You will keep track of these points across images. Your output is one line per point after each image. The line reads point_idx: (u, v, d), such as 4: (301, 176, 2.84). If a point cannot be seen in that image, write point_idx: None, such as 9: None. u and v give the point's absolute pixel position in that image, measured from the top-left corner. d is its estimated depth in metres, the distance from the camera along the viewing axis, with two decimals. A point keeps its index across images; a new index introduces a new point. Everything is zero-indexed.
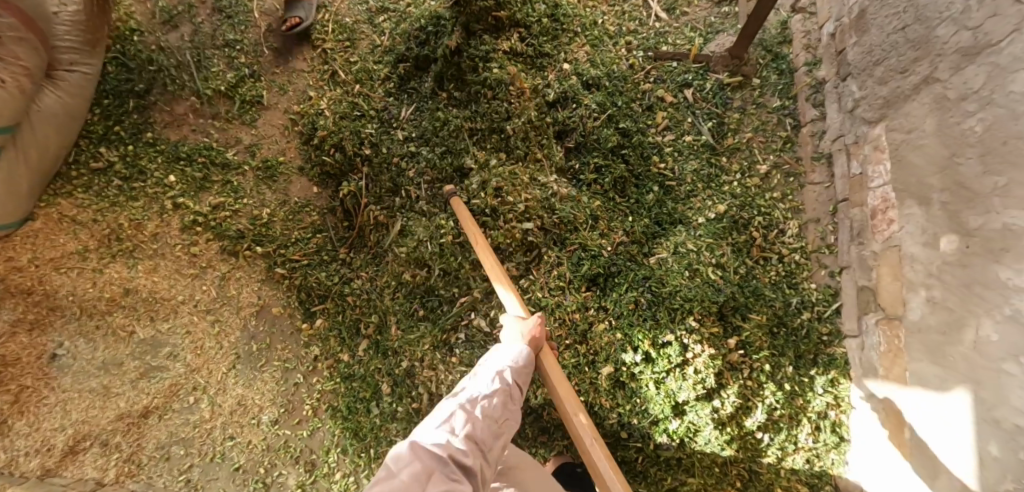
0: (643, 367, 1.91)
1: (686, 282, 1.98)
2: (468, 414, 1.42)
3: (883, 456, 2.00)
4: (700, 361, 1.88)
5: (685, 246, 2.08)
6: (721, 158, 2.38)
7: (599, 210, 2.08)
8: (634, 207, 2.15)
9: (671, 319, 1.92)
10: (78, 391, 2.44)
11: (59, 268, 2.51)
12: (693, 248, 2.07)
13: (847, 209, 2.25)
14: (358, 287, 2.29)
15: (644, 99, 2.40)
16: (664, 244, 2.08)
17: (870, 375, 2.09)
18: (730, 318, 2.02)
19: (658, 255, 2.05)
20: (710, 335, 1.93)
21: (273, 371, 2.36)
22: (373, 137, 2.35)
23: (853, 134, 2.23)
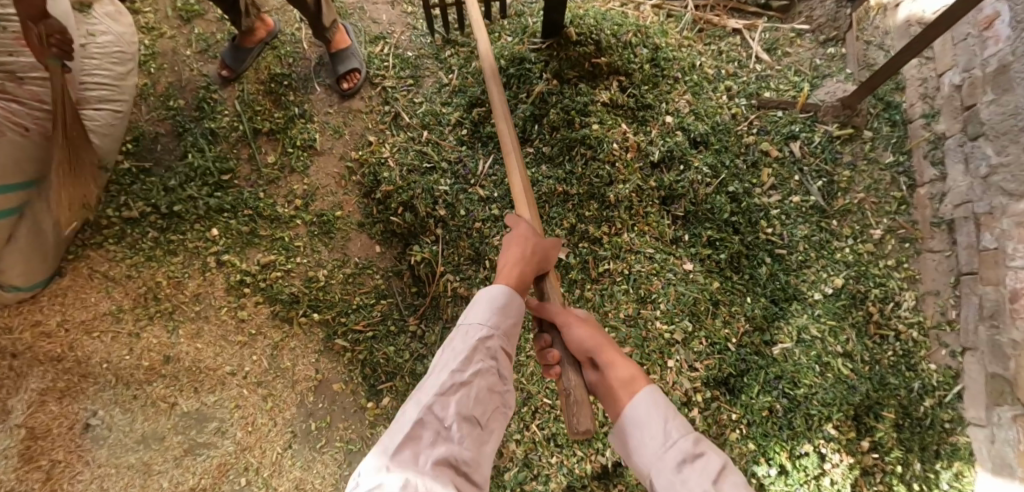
0: (775, 479, 1.67)
1: (819, 378, 1.75)
2: (445, 420, 1.15)
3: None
4: (838, 472, 1.65)
5: (809, 332, 1.85)
6: (832, 221, 2.15)
7: (720, 293, 1.86)
8: (750, 285, 1.91)
9: (813, 428, 1.69)
10: (115, 466, 2.18)
11: (91, 332, 2.26)
12: (818, 334, 1.84)
13: (975, 284, 2.04)
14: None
15: (748, 154, 2.15)
16: (785, 330, 1.85)
17: (1003, 472, 1.91)
18: (861, 416, 1.81)
19: (781, 345, 1.81)
20: (847, 442, 1.68)
21: (334, 452, 2.13)
22: (448, 196, 2.14)
23: (986, 203, 2.01)
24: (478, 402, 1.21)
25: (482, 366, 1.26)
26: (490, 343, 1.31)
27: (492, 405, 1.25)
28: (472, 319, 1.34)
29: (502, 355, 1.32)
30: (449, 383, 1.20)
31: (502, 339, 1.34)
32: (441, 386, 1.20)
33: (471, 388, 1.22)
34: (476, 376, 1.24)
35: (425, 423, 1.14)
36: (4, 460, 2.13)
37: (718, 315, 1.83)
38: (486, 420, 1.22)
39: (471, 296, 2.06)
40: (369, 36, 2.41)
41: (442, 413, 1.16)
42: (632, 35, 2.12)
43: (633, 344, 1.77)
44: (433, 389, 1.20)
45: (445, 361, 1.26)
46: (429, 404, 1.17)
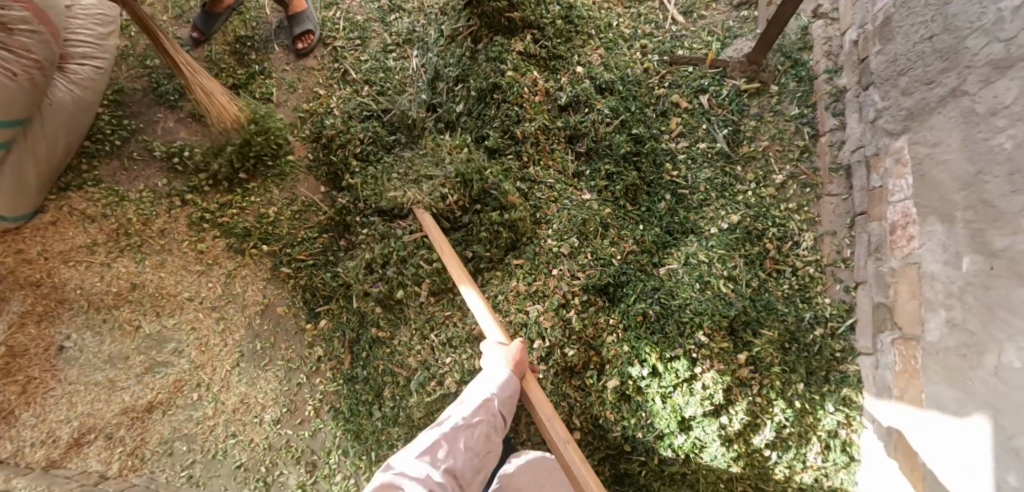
0: (650, 381, 1.89)
1: (693, 295, 1.96)
2: (451, 447, 1.52)
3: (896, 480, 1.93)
4: (708, 377, 1.86)
5: (697, 257, 2.05)
6: (736, 166, 2.32)
7: (610, 217, 2.07)
8: (642, 215, 2.12)
9: (678, 331, 1.92)
10: (84, 383, 2.46)
11: (68, 262, 2.52)
12: (705, 259, 2.04)
13: (865, 223, 2.19)
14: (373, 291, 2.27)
15: (658, 104, 2.34)
16: (674, 254, 2.06)
17: (884, 394, 2.04)
18: (738, 333, 1.98)
19: (667, 266, 2.03)
20: (719, 351, 1.90)
21: (276, 370, 2.35)
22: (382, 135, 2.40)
23: (873, 146, 2.16)
24: (477, 442, 1.57)
25: (486, 416, 1.62)
26: (496, 396, 1.67)
27: (488, 459, 1.58)
28: (485, 385, 1.69)
29: (502, 415, 1.66)
30: (454, 429, 1.57)
31: (505, 393, 1.68)
32: (451, 427, 1.57)
33: (475, 432, 1.58)
34: (477, 423, 1.60)
35: (435, 449, 1.51)
36: None
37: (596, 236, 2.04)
38: (484, 459, 1.57)
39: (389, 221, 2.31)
40: (324, 2, 2.66)
41: (446, 445, 1.52)
42: None
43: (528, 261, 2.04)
44: (445, 429, 1.57)
45: (457, 412, 1.63)
46: (440, 436, 1.54)
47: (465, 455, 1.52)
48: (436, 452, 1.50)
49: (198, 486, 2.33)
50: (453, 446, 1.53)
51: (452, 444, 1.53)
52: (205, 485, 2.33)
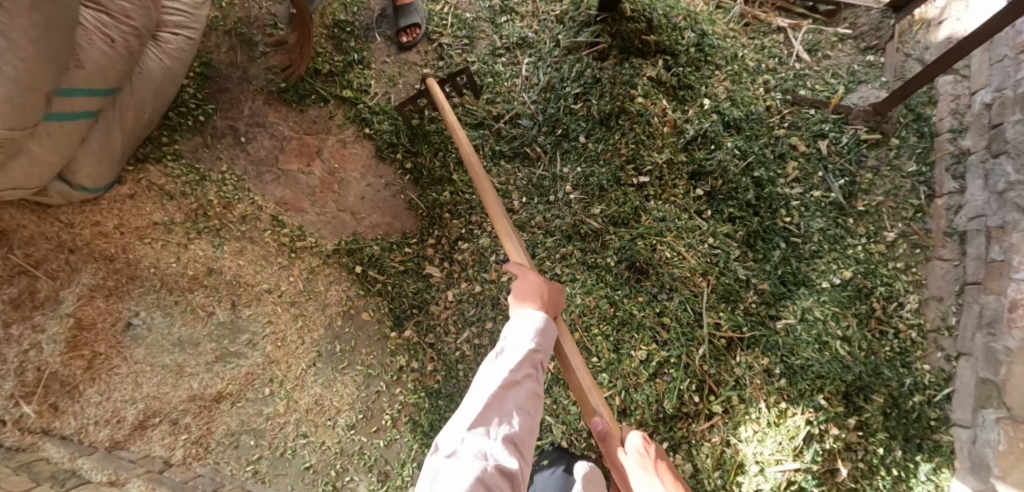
0: (762, 436, 1.79)
1: (816, 364, 1.85)
2: (506, 413, 1.32)
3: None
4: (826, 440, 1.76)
5: (812, 313, 1.96)
6: (848, 218, 2.26)
7: (735, 259, 1.99)
8: (759, 264, 2.02)
9: (805, 400, 1.80)
10: (151, 364, 2.40)
11: (144, 239, 2.43)
12: (821, 315, 1.95)
13: (977, 293, 2.14)
14: (463, 307, 2.22)
15: (777, 145, 2.27)
16: (790, 308, 1.97)
17: (979, 471, 2.02)
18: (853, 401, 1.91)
19: (785, 321, 1.93)
20: (836, 415, 1.80)
21: (354, 374, 2.29)
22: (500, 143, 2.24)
23: (998, 217, 2.11)
24: (526, 401, 1.37)
25: (530, 373, 1.42)
26: (539, 341, 1.49)
27: (537, 408, 1.41)
28: (519, 336, 1.49)
29: (543, 366, 1.48)
30: (514, 373, 1.39)
31: (541, 341, 1.50)
32: (496, 389, 1.35)
33: (524, 387, 1.39)
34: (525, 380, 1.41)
35: (484, 420, 1.29)
36: (53, 345, 2.34)
37: (720, 286, 1.95)
38: (535, 415, 1.39)
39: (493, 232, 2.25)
40: None
41: (497, 411, 1.32)
42: (682, 19, 2.26)
43: (646, 299, 1.94)
44: (490, 387, 1.36)
45: (499, 364, 1.42)
46: (489, 408, 1.32)
47: (516, 407, 1.34)
48: (488, 418, 1.30)
49: (264, 482, 2.28)
50: (505, 400, 1.34)
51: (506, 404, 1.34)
52: (272, 482, 2.28)
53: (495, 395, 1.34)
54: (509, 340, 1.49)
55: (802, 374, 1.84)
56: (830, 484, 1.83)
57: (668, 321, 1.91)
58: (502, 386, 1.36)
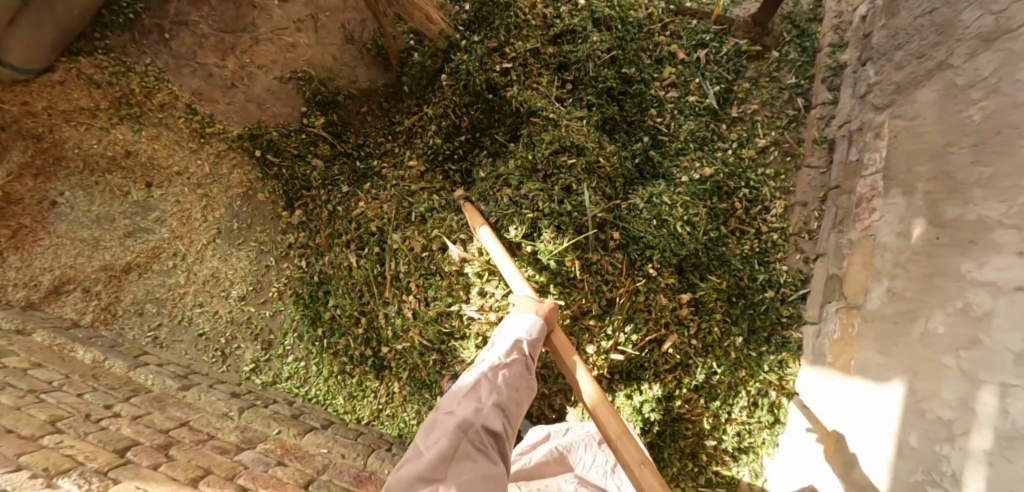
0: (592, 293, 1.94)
1: (644, 235, 2.01)
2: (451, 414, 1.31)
3: (808, 457, 2.02)
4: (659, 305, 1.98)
5: (660, 198, 2.09)
6: (721, 124, 2.34)
7: (598, 145, 2.06)
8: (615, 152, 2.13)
9: (637, 261, 1.98)
10: (69, 238, 2.59)
11: (69, 121, 2.57)
12: (668, 201, 2.08)
13: (836, 196, 2.21)
14: (338, 191, 2.34)
15: (655, 51, 2.34)
16: (639, 193, 2.10)
17: (817, 361, 2.09)
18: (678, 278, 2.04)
19: (631, 201, 2.07)
20: (665, 285, 1.99)
21: (247, 250, 2.47)
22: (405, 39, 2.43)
23: (858, 121, 2.17)
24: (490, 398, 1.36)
25: (490, 387, 1.38)
26: (530, 340, 1.53)
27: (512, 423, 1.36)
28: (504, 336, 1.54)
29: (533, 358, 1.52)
30: (491, 367, 1.42)
31: (535, 342, 1.55)
32: (455, 395, 1.36)
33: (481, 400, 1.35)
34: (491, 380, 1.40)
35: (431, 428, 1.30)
36: None
37: (576, 165, 2.04)
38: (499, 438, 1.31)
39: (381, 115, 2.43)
40: None
41: (444, 419, 1.31)
42: None
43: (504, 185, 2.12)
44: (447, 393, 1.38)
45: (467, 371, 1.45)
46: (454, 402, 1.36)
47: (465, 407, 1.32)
48: (437, 416, 1.32)
49: (162, 346, 2.46)
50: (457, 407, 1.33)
51: (459, 411, 1.31)
52: (169, 347, 2.46)
53: (446, 406, 1.34)
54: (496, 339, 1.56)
55: (632, 242, 2.00)
56: (655, 354, 2.00)
57: (509, 195, 2.05)
58: (457, 398, 1.35)
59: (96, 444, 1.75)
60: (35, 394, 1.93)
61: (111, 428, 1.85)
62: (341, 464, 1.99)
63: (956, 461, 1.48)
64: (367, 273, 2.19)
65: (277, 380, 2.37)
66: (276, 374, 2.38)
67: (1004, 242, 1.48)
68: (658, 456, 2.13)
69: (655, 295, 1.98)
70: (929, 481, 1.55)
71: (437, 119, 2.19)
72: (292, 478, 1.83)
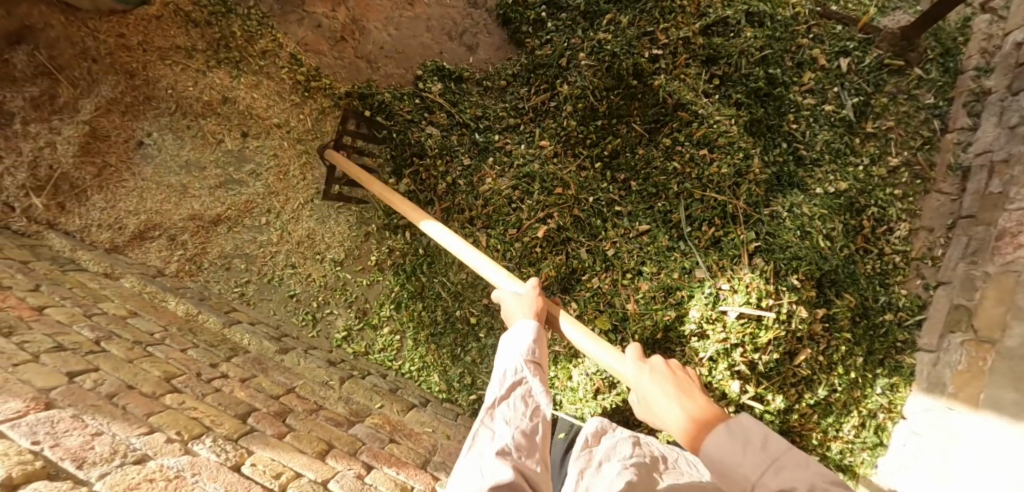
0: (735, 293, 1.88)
1: (788, 250, 1.90)
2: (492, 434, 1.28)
3: (918, 484, 1.99)
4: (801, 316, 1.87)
5: (800, 209, 2.01)
6: (855, 137, 2.26)
7: (752, 149, 1.98)
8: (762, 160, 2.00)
9: (780, 276, 1.88)
10: (156, 183, 2.48)
11: (164, 60, 2.44)
12: (807, 212, 2.00)
13: (969, 226, 2.16)
14: (454, 163, 2.23)
15: (798, 54, 2.25)
16: (780, 200, 2.02)
17: (934, 389, 2.07)
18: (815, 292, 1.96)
19: (773, 209, 1.99)
20: (806, 298, 1.89)
21: (347, 214, 2.36)
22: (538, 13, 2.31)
23: (1004, 151, 2.12)
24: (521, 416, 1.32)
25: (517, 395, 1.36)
26: (532, 354, 1.42)
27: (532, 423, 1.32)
28: (511, 348, 1.44)
29: (537, 369, 1.42)
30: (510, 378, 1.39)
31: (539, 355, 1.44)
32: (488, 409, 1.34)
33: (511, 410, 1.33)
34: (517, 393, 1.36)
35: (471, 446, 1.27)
36: (67, 146, 2.40)
37: (729, 161, 1.97)
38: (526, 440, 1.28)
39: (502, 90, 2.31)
40: None
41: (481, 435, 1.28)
42: None
43: (640, 184, 2.06)
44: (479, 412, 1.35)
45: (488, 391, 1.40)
46: (480, 424, 1.32)
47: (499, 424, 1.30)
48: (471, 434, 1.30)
49: (249, 304, 2.38)
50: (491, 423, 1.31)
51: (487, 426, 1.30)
52: (256, 305, 2.38)
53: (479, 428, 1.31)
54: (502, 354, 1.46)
55: (775, 251, 1.90)
56: (787, 367, 1.94)
57: (655, 193, 2.04)
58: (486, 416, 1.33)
59: (216, 407, 1.68)
60: (143, 346, 1.86)
61: (225, 390, 1.79)
62: (448, 446, 1.94)
63: None
64: (494, 258, 2.11)
65: (370, 351, 2.30)
66: (368, 344, 2.31)
67: None
68: None
69: (800, 312, 1.85)
70: None
71: (572, 101, 2.10)
72: (409, 458, 1.78)
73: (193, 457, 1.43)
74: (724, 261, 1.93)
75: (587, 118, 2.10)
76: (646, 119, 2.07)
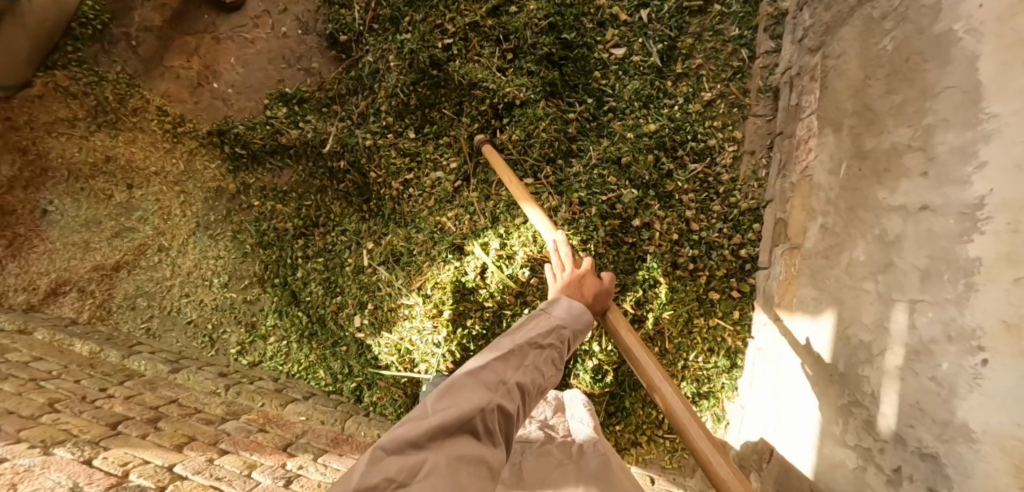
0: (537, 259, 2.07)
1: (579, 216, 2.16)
2: (523, 364, 1.30)
3: (761, 398, 2.07)
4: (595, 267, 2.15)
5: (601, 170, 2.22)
6: (666, 81, 2.39)
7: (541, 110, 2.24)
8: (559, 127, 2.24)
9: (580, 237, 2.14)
10: (63, 243, 2.70)
11: (52, 132, 2.65)
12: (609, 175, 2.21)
13: (781, 142, 2.27)
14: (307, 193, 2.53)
15: (597, 15, 2.37)
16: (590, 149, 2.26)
17: (766, 304, 2.16)
18: (616, 235, 2.20)
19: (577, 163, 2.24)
20: (613, 240, 2.19)
21: (225, 239, 2.60)
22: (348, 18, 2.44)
23: (798, 66, 2.22)
24: (546, 366, 1.34)
25: (558, 342, 1.40)
26: (582, 315, 1.49)
27: (552, 377, 1.37)
28: (560, 298, 1.52)
29: (574, 341, 1.46)
30: (553, 325, 1.41)
31: (585, 321, 1.50)
32: (529, 337, 1.36)
33: (546, 352, 1.36)
34: (553, 347, 1.38)
35: (500, 359, 1.29)
36: None
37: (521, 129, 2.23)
38: (545, 384, 1.34)
39: (337, 102, 2.51)
40: None
41: (514, 358, 1.30)
42: None
43: (456, 161, 2.25)
44: (521, 335, 1.36)
45: (533, 322, 1.41)
46: (516, 344, 1.33)
47: (534, 354, 1.33)
48: (506, 348, 1.32)
49: (155, 336, 2.62)
50: (527, 350, 1.33)
51: (522, 350, 1.33)
52: (162, 337, 2.62)
53: (516, 350, 1.31)
54: (557, 300, 1.51)
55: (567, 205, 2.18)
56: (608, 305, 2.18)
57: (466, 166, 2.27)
58: (531, 341, 1.35)
59: (90, 419, 1.90)
60: (35, 381, 2.09)
61: (104, 407, 2.01)
62: (319, 429, 2.14)
63: (875, 380, 1.53)
64: (345, 255, 2.39)
65: (261, 360, 2.50)
66: (260, 354, 2.51)
67: (911, 165, 1.53)
68: (619, 406, 2.26)
69: (600, 271, 2.14)
70: (853, 403, 1.59)
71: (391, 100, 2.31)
72: (271, 441, 1.97)
73: (48, 457, 1.64)
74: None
75: (404, 110, 2.32)
76: (452, 103, 2.29)
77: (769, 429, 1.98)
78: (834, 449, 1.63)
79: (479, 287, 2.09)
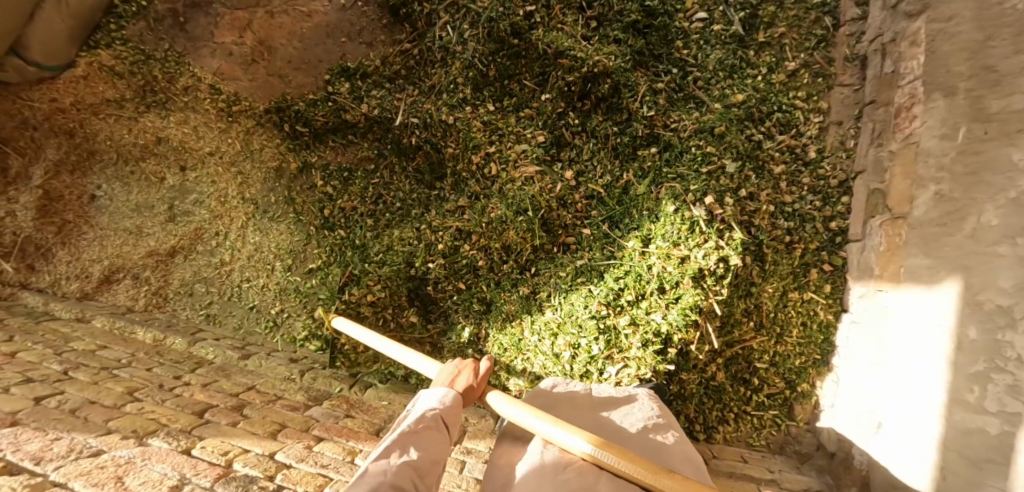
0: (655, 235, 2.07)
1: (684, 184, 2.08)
2: (405, 451, 1.42)
3: (862, 372, 2.01)
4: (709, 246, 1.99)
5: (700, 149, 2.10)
6: (748, 50, 2.29)
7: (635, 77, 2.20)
8: (650, 98, 2.19)
9: (693, 194, 2.04)
10: (114, 229, 2.60)
11: (98, 114, 2.52)
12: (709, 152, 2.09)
13: (872, 112, 2.18)
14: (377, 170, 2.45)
15: None
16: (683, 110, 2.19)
17: (863, 276, 2.08)
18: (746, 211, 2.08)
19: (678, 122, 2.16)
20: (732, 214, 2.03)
21: (287, 221, 2.51)
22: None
23: (891, 33, 2.13)
24: (428, 445, 1.46)
25: (432, 422, 1.51)
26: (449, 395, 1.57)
27: (444, 452, 1.48)
28: (429, 396, 1.59)
29: (450, 420, 1.54)
30: (420, 417, 1.51)
31: (455, 401, 1.58)
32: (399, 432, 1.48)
33: (421, 435, 1.47)
34: (427, 427, 1.49)
35: (388, 455, 1.41)
36: (25, 212, 2.53)
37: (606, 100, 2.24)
38: (438, 460, 1.45)
39: (404, 77, 2.43)
40: None
41: (397, 449, 1.42)
42: None
43: (541, 132, 2.22)
44: (395, 434, 1.48)
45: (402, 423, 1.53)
46: (395, 439, 1.45)
47: (412, 442, 1.45)
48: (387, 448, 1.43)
49: (215, 322, 2.53)
50: (409, 440, 1.45)
51: (405, 439, 1.45)
52: (222, 323, 2.53)
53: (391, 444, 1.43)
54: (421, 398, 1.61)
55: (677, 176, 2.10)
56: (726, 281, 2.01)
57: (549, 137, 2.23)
58: (403, 434, 1.47)
59: (175, 408, 1.82)
60: (108, 370, 2.01)
61: (185, 395, 1.92)
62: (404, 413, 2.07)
63: (1021, 344, 1.50)
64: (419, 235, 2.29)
65: (327, 346, 2.40)
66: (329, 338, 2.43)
67: None
68: (713, 389, 2.17)
69: (718, 246, 1.99)
70: (991, 369, 1.55)
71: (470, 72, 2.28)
72: (362, 427, 1.90)
73: (145, 447, 1.57)
74: (621, 216, 2.16)
75: (486, 83, 2.30)
76: (534, 74, 2.26)
77: (877, 402, 1.92)
78: (967, 416, 1.59)
79: (581, 252, 2.18)
